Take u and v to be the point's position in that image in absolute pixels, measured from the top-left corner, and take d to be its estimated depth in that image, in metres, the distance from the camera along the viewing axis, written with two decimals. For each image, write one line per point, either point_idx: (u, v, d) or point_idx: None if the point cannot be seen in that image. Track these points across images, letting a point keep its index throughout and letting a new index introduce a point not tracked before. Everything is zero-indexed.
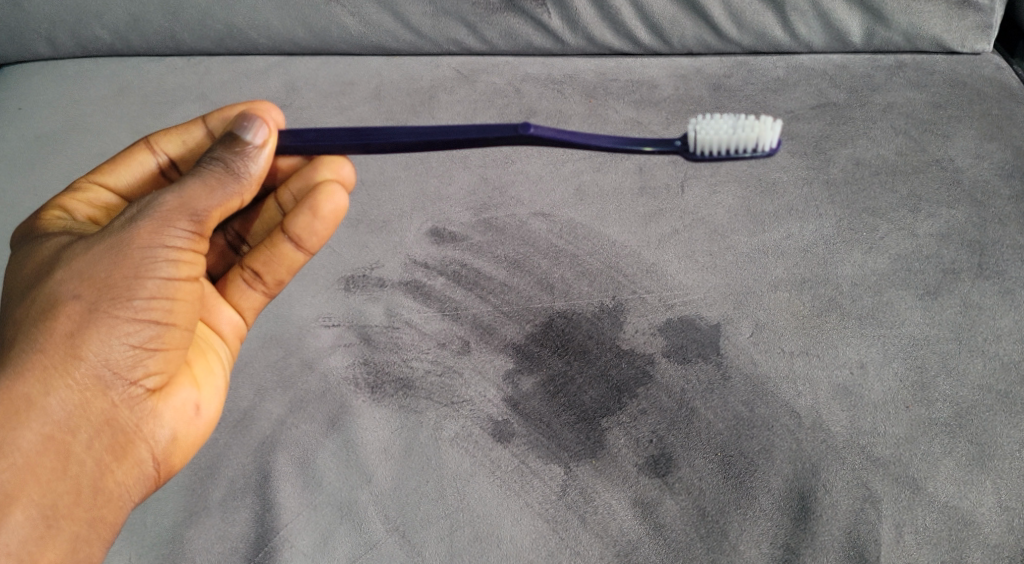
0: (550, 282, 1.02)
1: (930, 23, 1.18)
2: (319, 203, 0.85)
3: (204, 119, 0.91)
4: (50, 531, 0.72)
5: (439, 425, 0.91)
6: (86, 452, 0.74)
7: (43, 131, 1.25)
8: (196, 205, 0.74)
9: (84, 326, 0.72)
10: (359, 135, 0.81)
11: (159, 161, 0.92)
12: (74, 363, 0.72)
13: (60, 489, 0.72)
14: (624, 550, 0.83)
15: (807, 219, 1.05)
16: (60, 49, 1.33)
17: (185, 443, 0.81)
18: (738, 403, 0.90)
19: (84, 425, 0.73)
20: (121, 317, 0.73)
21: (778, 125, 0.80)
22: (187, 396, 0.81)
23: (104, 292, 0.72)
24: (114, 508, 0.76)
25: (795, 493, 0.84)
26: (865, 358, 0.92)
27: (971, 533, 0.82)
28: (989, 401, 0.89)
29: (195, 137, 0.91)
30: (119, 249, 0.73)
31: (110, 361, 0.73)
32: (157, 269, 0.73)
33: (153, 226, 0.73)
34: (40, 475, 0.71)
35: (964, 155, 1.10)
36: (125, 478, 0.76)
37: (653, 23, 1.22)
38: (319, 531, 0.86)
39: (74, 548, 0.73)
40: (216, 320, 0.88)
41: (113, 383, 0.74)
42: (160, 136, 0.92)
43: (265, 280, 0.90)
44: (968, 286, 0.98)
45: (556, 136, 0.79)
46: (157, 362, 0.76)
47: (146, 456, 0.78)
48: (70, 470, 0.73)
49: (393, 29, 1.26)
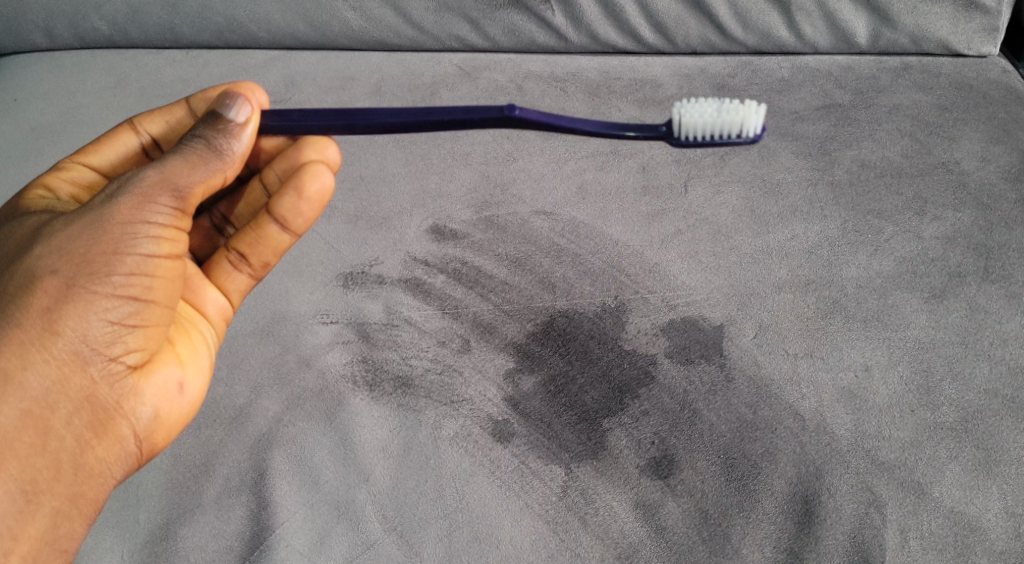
0: (551, 281, 1.01)
1: (936, 25, 1.17)
2: (304, 183, 0.83)
3: (187, 99, 0.90)
4: (30, 506, 0.71)
5: (438, 424, 0.90)
6: (65, 428, 0.72)
7: (39, 122, 1.24)
8: (177, 181, 0.73)
9: (62, 301, 0.71)
10: (343, 115, 0.80)
11: (142, 140, 0.90)
12: (52, 338, 0.71)
13: (38, 465, 0.71)
14: (625, 552, 0.82)
15: (811, 221, 1.04)
16: (58, 39, 1.32)
17: (168, 422, 0.79)
18: (742, 406, 0.89)
19: (63, 401, 0.72)
20: (99, 293, 0.71)
21: (763, 107, 0.79)
22: (170, 373, 0.78)
23: (83, 268, 0.71)
24: (95, 484, 0.74)
25: (799, 497, 0.83)
26: (870, 361, 0.91)
27: (977, 539, 0.80)
28: (996, 406, 0.88)
29: (178, 117, 0.90)
30: (98, 225, 0.71)
31: (88, 337, 0.72)
32: (138, 245, 0.72)
33: (135, 201, 0.72)
34: (18, 450, 0.70)
35: (970, 158, 1.09)
36: (106, 455, 0.75)
37: (657, 22, 1.21)
38: (316, 531, 0.84)
39: (54, 524, 0.72)
40: (201, 301, 0.87)
41: (92, 358, 0.72)
42: (143, 117, 0.90)
43: (250, 262, 0.88)
44: (974, 290, 0.97)
45: (542, 119, 0.78)
46: (138, 338, 0.74)
47: (128, 433, 0.76)
48: (49, 446, 0.71)
49: (395, 24, 1.25)
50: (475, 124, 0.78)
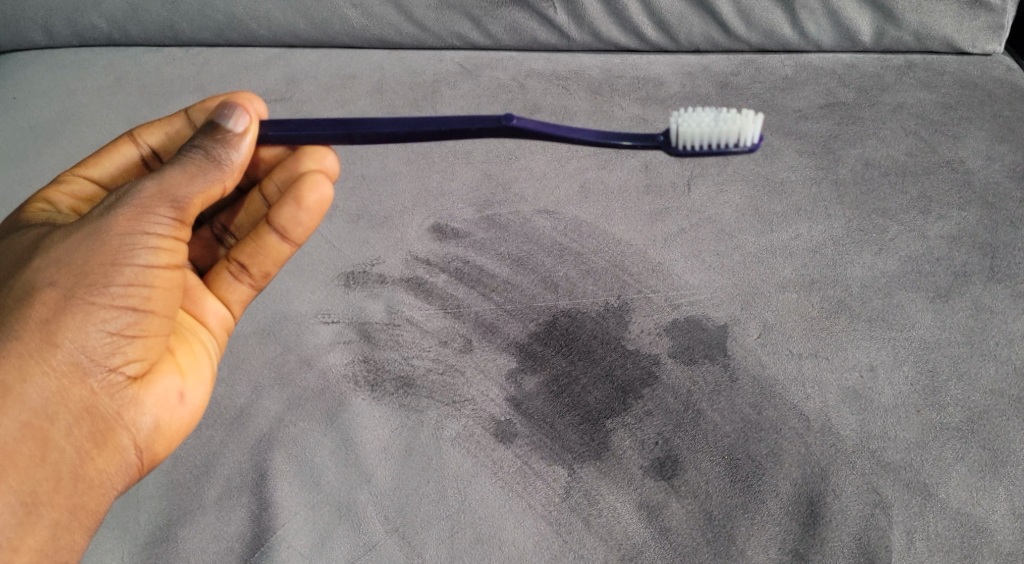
0: (554, 280, 1.00)
1: (940, 23, 1.16)
2: (304, 194, 0.83)
3: (186, 110, 0.89)
4: (30, 517, 0.70)
5: (440, 424, 0.89)
6: (65, 439, 0.71)
7: (38, 121, 1.23)
8: (177, 192, 0.73)
9: (61, 313, 0.70)
10: (342, 124, 0.79)
11: (142, 151, 0.90)
12: (51, 350, 0.70)
13: (38, 476, 0.70)
14: (629, 554, 0.81)
15: (815, 219, 1.03)
16: (57, 37, 1.31)
17: (169, 432, 0.78)
18: (746, 406, 0.88)
19: (63, 412, 0.71)
20: (97, 304, 0.71)
21: (761, 118, 0.78)
22: (170, 384, 0.78)
23: (81, 279, 0.70)
24: (95, 495, 0.73)
25: (804, 497, 0.82)
26: (875, 360, 0.90)
27: (983, 540, 0.79)
28: (1002, 406, 0.87)
29: (177, 128, 0.89)
30: (97, 237, 0.71)
31: (87, 348, 0.71)
32: (136, 256, 0.71)
33: (133, 213, 0.72)
34: (17, 462, 0.69)
35: (974, 156, 1.09)
36: (107, 465, 0.74)
37: (660, 20, 1.20)
38: (317, 532, 0.84)
39: (54, 536, 0.71)
40: (201, 312, 0.86)
41: (92, 369, 0.72)
42: (143, 129, 0.90)
43: (251, 273, 0.88)
44: (980, 289, 0.96)
45: (540, 128, 0.77)
46: (137, 349, 0.74)
47: (128, 444, 0.75)
48: (49, 457, 0.71)
49: (396, 22, 1.24)
50: (475, 133, 0.77)
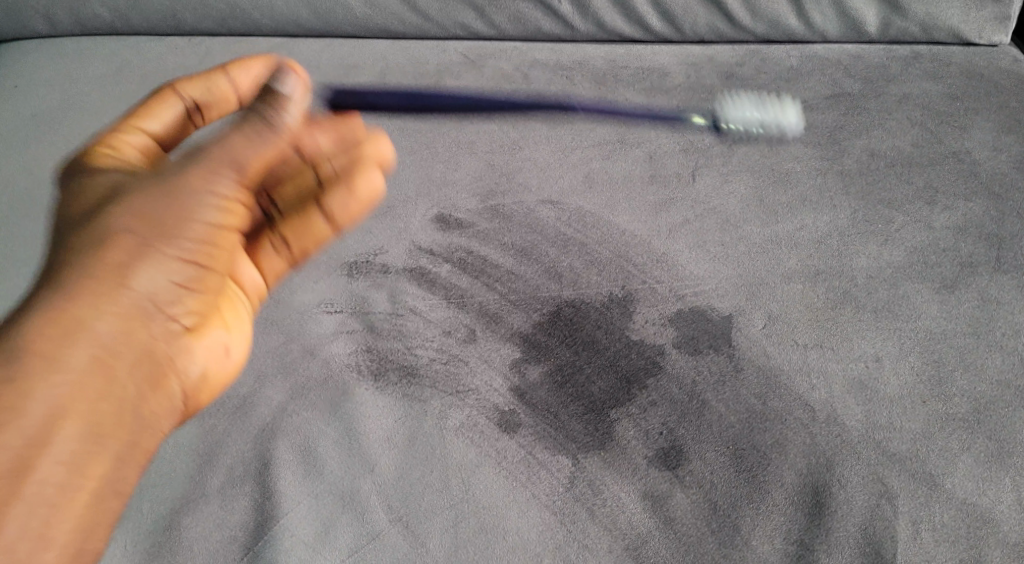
0: (558, 270, 1.00)
1: (946, 13, 1.16)
2: (356, 181, 0.86)
3: (229, 69, 0.94)
4: (95, 448, 0.68)
5: (443, 414, 0.89)
6: (130, 379, 0.71)
7: (40, 109, 1.23)
8: (242, 155, 0.74)
9: (131, 259, 0.71)
10: None
11: (185, 104, 0.94)
12: (121, 289, 0.70)
13: (104, 409, 0.69)
14: (634, 544, 0.80)
15: (821, 210, 1.03)
16: (58, 26, 1.31)
17: (214, 382, 0.80)
18: (751, 397, 0.88)
19: (128, 351, 0.71)
20: (163, 253, 0.72)
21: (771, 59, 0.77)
22: (218, 336, 0.80)
23: (154, 228, 0.72)
24: (153, 434, 0.72)
25: (810, 487, 0.81)
26: (881, 351, 0.90)
27: (990, 531, 0.78)
28: (1008, 397, 0.86)
29: (221, 84, 0.94)
30: (170, 189, 0.72)
31: (150, 295, 0.72)
32: (204, 212, 0.73)
33: (204, 171, 0.73)
34: (86, 393, 0.68)
35: (981, 147, 1.08)
36: (159, 408, 0.74)
37: (664, 9, 1.21)
38: (320, 521, 0.83)
39: (116, 466, 0.69)
40: (241, 276, 0.88)
41: (152, 316, 0.73)
42: (188, 83, 0.94)
43: (291, 247, 0.89)
44: (986, 280, 0.95)
45: None
46: (195, 303, 0.76)
47: (178, 389, 0.76)
48: (114, 393, 0.70)
49: (399, 12, 1.24)
50: None
